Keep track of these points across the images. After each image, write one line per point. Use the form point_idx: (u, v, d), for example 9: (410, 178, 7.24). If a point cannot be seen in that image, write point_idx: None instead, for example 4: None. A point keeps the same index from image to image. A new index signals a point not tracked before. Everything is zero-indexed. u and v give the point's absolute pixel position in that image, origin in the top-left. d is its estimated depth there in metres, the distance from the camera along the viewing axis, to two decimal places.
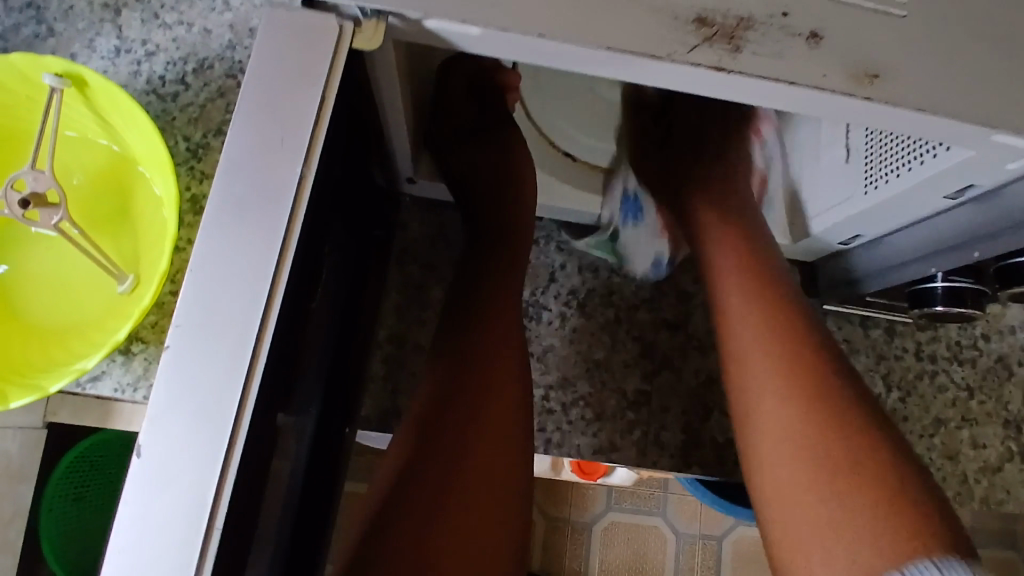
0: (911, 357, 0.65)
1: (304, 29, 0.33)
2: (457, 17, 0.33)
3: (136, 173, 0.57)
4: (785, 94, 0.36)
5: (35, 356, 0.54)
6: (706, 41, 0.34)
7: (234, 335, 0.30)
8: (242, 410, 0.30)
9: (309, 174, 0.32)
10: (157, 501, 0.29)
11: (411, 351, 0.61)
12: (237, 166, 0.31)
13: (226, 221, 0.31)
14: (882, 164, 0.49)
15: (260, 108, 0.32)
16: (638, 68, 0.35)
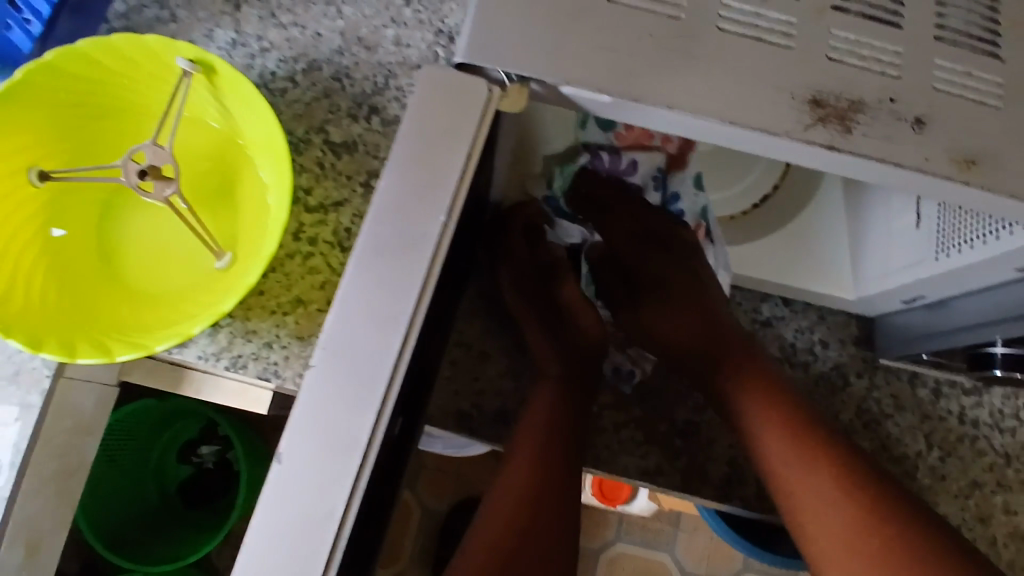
0: (954, 419, 0.66)
1: (461, 86, 0.35)
2: (595, 67, 0.36)
3: (244, 157, 0.61)
4: (888, 173, 0.38)
5: (132, 317, 0.57)
6: (820, 121, 0.37)
7: (369, 372, 0.33)
8: (372, 440, 0.32)
9: (452, 221, 0.34)
10: (287, 516, 0.31)
11: (478, 356, 0.64)
12: (386, 212, 0.34)
13: (374, 257, 0.33)
14: (954, 235, 0.51)
15: (412, 160, 0.34)
16: (755, 142, 0.37)
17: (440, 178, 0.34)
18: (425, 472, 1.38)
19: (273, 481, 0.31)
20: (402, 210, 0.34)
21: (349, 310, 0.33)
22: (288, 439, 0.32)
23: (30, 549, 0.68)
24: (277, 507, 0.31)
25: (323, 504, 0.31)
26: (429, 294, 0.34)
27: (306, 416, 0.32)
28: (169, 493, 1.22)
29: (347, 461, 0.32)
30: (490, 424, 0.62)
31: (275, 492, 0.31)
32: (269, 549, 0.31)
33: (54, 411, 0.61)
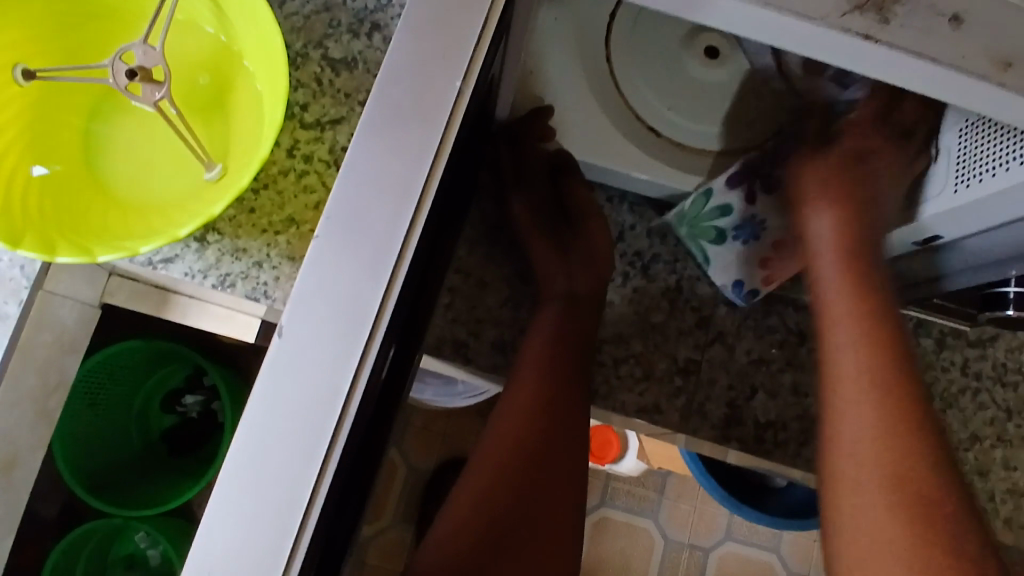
0: (957, 371, 0.66)
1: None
2: None
3: (240, 67, 0.58)
4: (914, 69, 0.37)
5: (114, 223, 0.54)
6: (858, 9, 0.34)
7: (379, 238, 0.31)
8: (383, 309, 0.31)
9: (466, 92, 0.32)
10: (290, 382, 0.30)
11: (477, 286, 0.61)
12: (398, 74, 0.32)
13: (384, 127, 0.31)
14: (974, 164, 0.49)
15: (426, 23, 0.32)
16: (783, 27, 0.36)
17: (455, 46, 0.32)
18: (412, 429, 1.36)
19: (278, 354, 0.30)
20: (415, 73, 0.32)
21: (358, 177, 0.31)
22: (292, 309, 0.30)
23: (3, 471, 0.65)
24: (283, 381, 0.30)
25: (328, 378, 0.30)
26: (441, 169, 0.32)
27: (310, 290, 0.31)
28: (151, 438, 1.19)
29: (356, 334, 0.31)
30: (487, 356, 0.60)
31: (279, 366, 0.30)
32: (270, 423, 0.30)
33: (31, 324, 0.58)
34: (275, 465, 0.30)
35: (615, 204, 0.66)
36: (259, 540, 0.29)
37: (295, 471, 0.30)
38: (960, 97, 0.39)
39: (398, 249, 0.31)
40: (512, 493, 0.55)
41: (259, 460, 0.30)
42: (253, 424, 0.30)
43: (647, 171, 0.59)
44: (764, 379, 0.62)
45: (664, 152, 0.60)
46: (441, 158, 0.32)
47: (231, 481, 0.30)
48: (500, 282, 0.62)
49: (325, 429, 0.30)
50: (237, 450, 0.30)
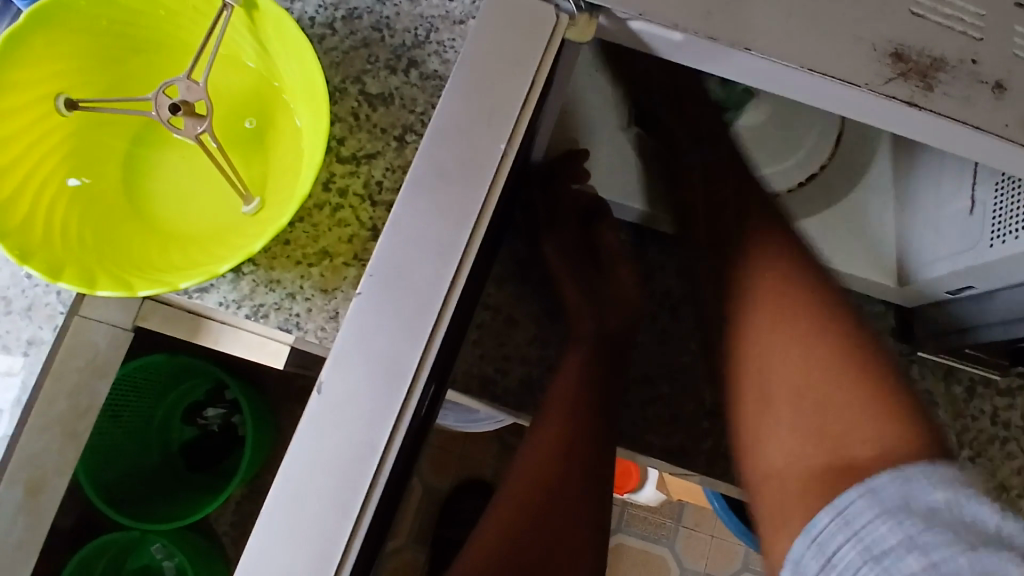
0: (987, 420, 0.65)
1: (525, 18, 0.33)
2: (670, 22, 0.34)
3: (281, 102, 0.59)
4: (963, 137, 0.37)
5: (154, 255, 0.56)
6: (901, 76, 0.35)
7: (420, 295, 0.31)
8: (420, 367, 0.31)
9: (512, 152, 0.32)
10: (327, 438, 0.30)
11: (506, 322, 0.61)
12: (446, 136, 0.32)
13: (430, 185, 0.32)
14: (1012, 218, 0.48)
15: (474, 85, 0.33)
16: (833, 94, 0.35)
17: (502, 104, 0.33)
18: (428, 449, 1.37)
19: (317, 408, 0.30)
20: (461, 134, 0.32)
21: (403, 234, 0.31)
22: (333, 364, 0.30)
23: (31, 494, 0.65)
24: (322, 437, 0.30)
25: (365, 435, 0.30)
26: (484, 226, 0.32)
27: (351, 345, 0.31)
28: (170, 451, 1.20)
29: (393, 391, 0.30)
30: (515, 393, 0.60)
31: (319, 421, 0.30)
32: (306, 479, 0.30)
33: (66, 348, 0.59)
34: (309, 524, 0.29)
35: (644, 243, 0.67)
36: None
37: (328, 530, 0.29)
38: (1013, 165, 0.37)
39: (439, 306, 0.31)
40: (535, 534, 0.53)
41: (294, 518, 0.29)
42: (290, 480, 0.30)
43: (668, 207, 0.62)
44: None
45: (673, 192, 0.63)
46: (484, 218, 0.32)
47: (264, 540, 0.29)
48: (528, 318, 0.62)
49: (359, 487, 0.30)
50: (273, 507, 0.29)
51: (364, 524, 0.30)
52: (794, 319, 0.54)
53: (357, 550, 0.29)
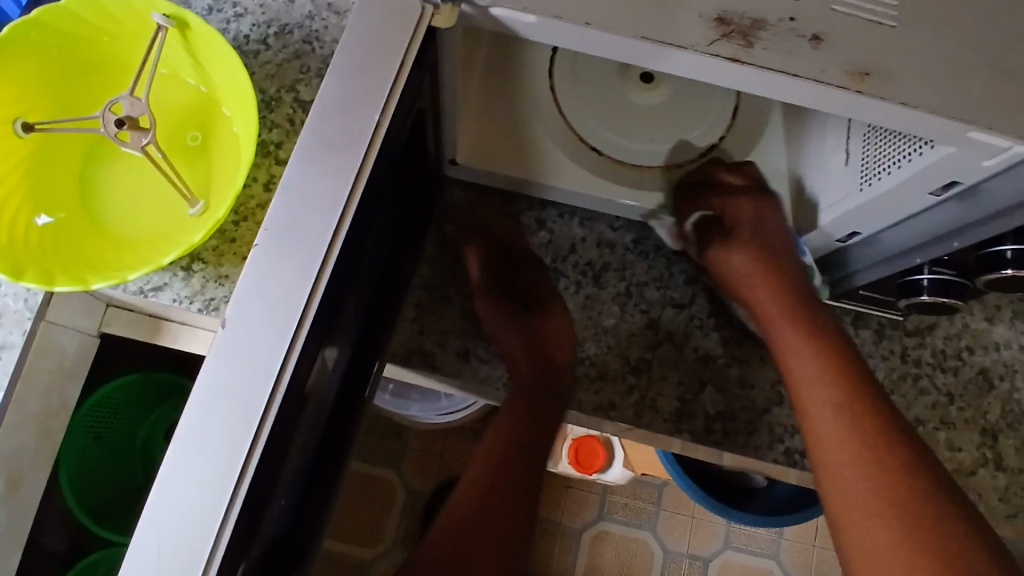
0: (897, 359, 0.70)
1: (394, 9, 0.39)
2: (522, 6, 0.40)
3: (218, 112, 0.65)
4: (787, 85, 0.41)
5: (108, 257, 0.60)
6: (724, 37, 0.40)
7: (309, 243, 0.36)
8: (310, 304, 0.36)
9: (385, 121, 0.38)
10: (231, 367, 0.35)
11: (440, 300, 0.66)
12: (329, 108, 0.37)
13: (315, 151, 0.37)
14: (878, 163, 0.54)
15: (352, 65, 0.38)
16: (668, 57, 0.41)
17: (375, 81, 0.38)
18: (407, 451, 1.41)
19: (221, 343, 0.35)
20: (342, 106, 0.37)
21: (294, 192, 0.36)
22: (235, 304, 0.35)
23: (9, 492, 0.70)
24: (227, 367, 0.35)
25: (263, 363, 0.35)
26: (363, 184, 0.37)
27: (249, 288, 0.35)
28: (154, 472, 1.20)
29: (286, 325, 0.35)
30: (452, 364, 0.64)
31: (223, 352, 0.35)
32: (213, 401, 0.34)
33: (34, 352, 0.64)
34: (214, 442, 0.34)
35: (566, 219, 0.70)
36: (201, 508, 0.33)
37: (232, 445, 0.34)
38: (839, 107, 0.43)
39: (324, 251, 0.36)
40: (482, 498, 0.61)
41: (204, 434, 0.34)
42: (200, 403, 0.34)
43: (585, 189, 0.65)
44: (712, 373, 0.67)
45: (623, 174, 0.66)
46: (363, 176, 0.37)
47: (177, 456, 0.34)
48: (461, 294, 0.67)
49: (258, 408, 0.34)
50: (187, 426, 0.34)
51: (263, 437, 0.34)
52: (821, 357, 0.55)
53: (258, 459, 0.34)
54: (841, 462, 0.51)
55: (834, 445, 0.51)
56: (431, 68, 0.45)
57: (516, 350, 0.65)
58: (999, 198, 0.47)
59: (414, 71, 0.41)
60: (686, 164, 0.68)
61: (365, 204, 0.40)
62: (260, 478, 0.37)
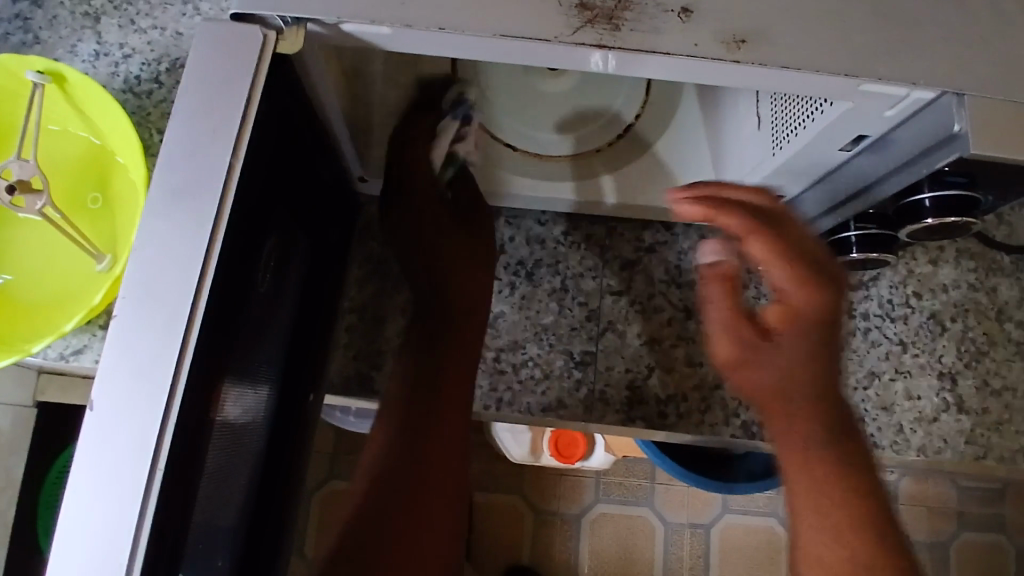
0: (845, 315, 0.68)
1: (233, 42, 0.37)
2: (369, 18, 0.37)
3: (114, 161, 0.62)
4: (663, 65, 0.40)
5: (18, 327, 0.59)
6: (589, 23, 0.38)
7: (170, 302, 0.34)
8: (180, 367, 0.34)
9: (237, 163, 0.36)
10: (104, 446, 0.33)
11: (373, 321, 0.64)
12: (176, 158, 0.35)
13: (168, 206, 0.35)
14: (785, 125, 0.52)
15: (194, 108, 0.36)
16: (532, 52, 0.39)
17: (223, 122, 0.36)
18: None
19: (91, 421, 0.33)
20: (190, 153, 0.35)
21: (150, 251, 0.34)
22: (101, 380, 0.33)
23: None
24: (101, 448, 0.33)
25: (137, 436, 0.33)
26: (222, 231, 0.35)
27: (112, 359, 0.33)
28: None
29: (158, 390, 0.33)
30: None
31: (92, 434, 0.33)
32: (88, 486, 0.32)
33: None
34: (98, 524, 0.32)
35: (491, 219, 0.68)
36: None
37: (113, 528, 0.32)
38: (722, 79, 0.40)
39: (188, 308, 0.34)
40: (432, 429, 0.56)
41: (81, 524, 0.32)
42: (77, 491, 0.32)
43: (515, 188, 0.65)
44: (659, 357, 0.66)
45: (542, 169, 0.65)
46: (223, 226, 0.36)
47: (61, 552, 0.32)
48: (391, 311, 0.64)
49: (139, 480, 0.33)
50: (66, 518, 0.32)
51: (148, 514, 0.33)
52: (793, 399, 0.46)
53: (147, 538, 0.33)
54: (814, 522, 0.44)
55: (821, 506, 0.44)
56: (297, 93, 0.42)
57: None
58: (906, 147, 0.45)
59: (273, 105, 0.39)
60: (601, 150, 0.65)
61: (241, 249, 0.39)
62: (161, 550, 0.35)
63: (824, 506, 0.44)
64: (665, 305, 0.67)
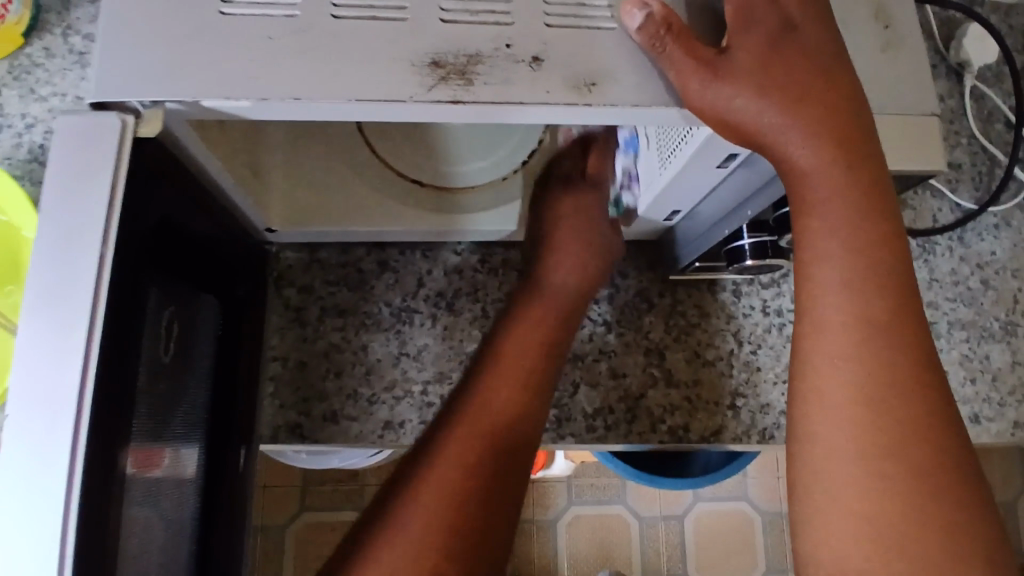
0: (759, 314, 0.71)
1: (92, 133, 0.37)
2: (225, 95, 0.38)
3: (20, 236, 0.61)
4: (519, 112, 0.41)
5: None
6: (441, 81, 0.39)
7: (57, 399, 0.35)
8: (74, 462, 0.35)
9: (108, 254, 0.37)
10: (11, 545, 0.34)
11: (298, 367, 0.65)
12: (43, 258, 0.36)
13: (46, 304, 0.36)
14: (668, 148, 0.53)
15: (58, 206, 0.37)
16: (389, 113, 0.40)
17: (86, 217, 0.37)
18: (368, 489, 1.42)
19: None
20: (59, 249, 0.36)
21: (31, 353, 0.35)
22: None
23: None
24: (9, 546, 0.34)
25: (43, 531, 0.34)
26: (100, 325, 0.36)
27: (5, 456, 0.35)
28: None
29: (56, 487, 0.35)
30: (322, 430, 0.63)
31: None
32: None
33: None
34: None
35: (408, 255, 0.69)
36: None
37: None
38: (581, 120, 0.42)
39: (76, 400, 0.35)
40: (492, 499, 0.57)
41: None
42: None
43: (420, 225, 0.64)
44: (582, 372, 0.67)
45: (445, 200, 0.65)
46: (98, 318, 0.36)
47: None
48: (318, 357, 0.65)
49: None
50: None
51: None
52: (873, 312, 0.42)
53: None
54: (843, 437, 0.41)
55: (874, 429, 0.41)
56: (168, 168, 0.43)
57: (384, 399, 0.65)
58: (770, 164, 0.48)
59: (140, 187, 0.40)
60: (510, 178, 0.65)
61: (125, 330, 0.40)
62: None
63: (859, 421, 0.41)
64: (584, 322, 0.69)
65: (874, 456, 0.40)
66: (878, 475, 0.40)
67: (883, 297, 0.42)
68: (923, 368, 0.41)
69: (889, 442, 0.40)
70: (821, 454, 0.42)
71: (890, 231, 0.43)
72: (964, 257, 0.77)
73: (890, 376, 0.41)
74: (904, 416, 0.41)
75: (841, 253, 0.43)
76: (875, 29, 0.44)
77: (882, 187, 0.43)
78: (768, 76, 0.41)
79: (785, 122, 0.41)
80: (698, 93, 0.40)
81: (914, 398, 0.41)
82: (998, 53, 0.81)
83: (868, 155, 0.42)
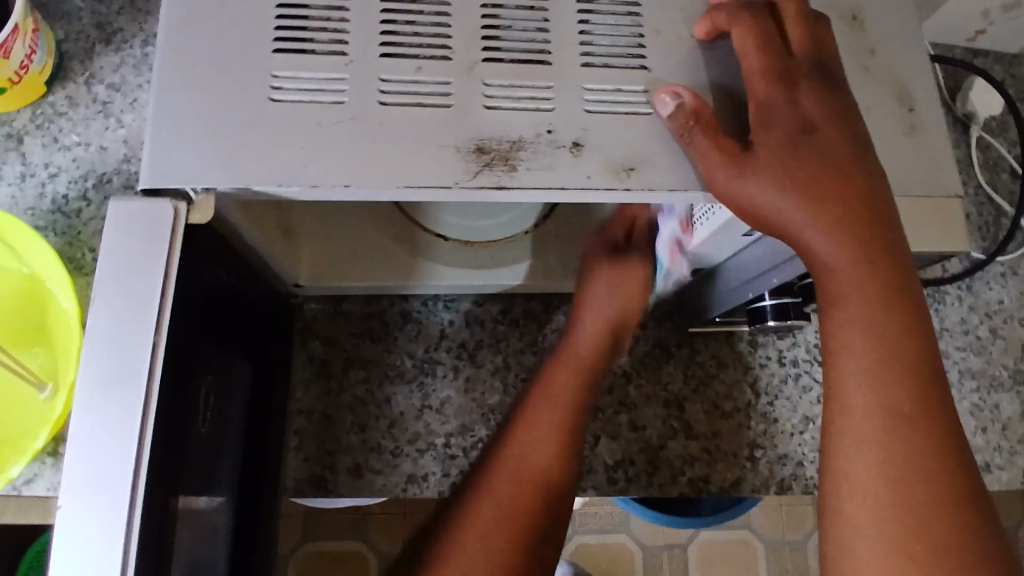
0: (774, 364, 0.72)
1: (145, 220, 0.38)
2: (276, 182, 0.39)
3: (47, 292, 0.61)
4: (559, 196, 0.42)
5: None
6: (486, 166, 0.40)
7: (112, 487, 0.36)
8: (129, 549, 0.35)
9: (161, 340, 0.37)
10: None
11: (322, 421, 0.65)
12: (98, 347, 0.37)
13: (103, 392, 0.36)
14: (693, 216, 0.55)
15: (113, 295, 0.37)
16: (434, 196, 0.41)
17: (140, 306, 0.37)
18: (372, 519, 1.41)
19: None
20: (115, 337, 0.37)
21: (87, 442, 0.36)
22: (52, 573, 0.34)
23: None
24: None
25: None
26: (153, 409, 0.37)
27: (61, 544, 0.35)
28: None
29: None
30: (347, 483, 0.64)
31: None
32: None
33: None
34: None
35: (430, 306, 0.69)
36: None
37: None
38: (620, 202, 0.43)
39: (129, 489, 0.36)
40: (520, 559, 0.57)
41: None
42: None
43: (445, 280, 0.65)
44: (602, 424, 0.68)
45: (469, 256, 0.66)
46: (151, 405, 0.37)
47: None
48: (342, 409, 0.66)
49: None
50: None
51: None
52: (902, 388, 0.43)
53: None
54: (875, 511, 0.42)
55: (908, 505, 0.41)
56: (213, 244, 0.44)
57: (407, 452, 0.65)
58: None
59: (188, 269, 0.41)
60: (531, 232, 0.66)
61: (172, 409, 0.40)
62: None
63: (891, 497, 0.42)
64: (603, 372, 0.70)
65: (908, 532, 0.41)
66: (911, 551, 0.41)
67: (913, 375, 0.43)
68: (952, 444, 0.42)
69: (921, 518, 0.41)
70: (853, 527, 0.42)
71: (915, 308, 0.44)
72: (973, 305, 0.78)
73: (921, 453, 0.42)
74: (933, 493, 0.41)
75: (872, 332, 0.43)
76: (900, 110, 0.46)
77: (902, 271, 0.44)
78: (792, 165, 0.42)
79: (814, 206, 0.43)
80: (727, 184, 0.41)
81: (945, 474, 0.42)
82: (1003, 105, 0.83)
83: (886, 239, 0.43)
